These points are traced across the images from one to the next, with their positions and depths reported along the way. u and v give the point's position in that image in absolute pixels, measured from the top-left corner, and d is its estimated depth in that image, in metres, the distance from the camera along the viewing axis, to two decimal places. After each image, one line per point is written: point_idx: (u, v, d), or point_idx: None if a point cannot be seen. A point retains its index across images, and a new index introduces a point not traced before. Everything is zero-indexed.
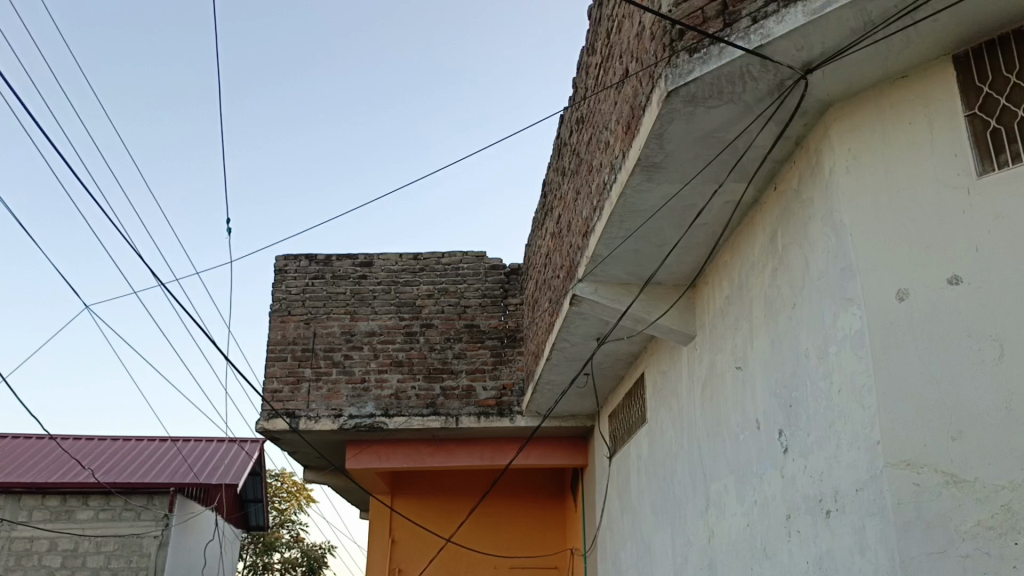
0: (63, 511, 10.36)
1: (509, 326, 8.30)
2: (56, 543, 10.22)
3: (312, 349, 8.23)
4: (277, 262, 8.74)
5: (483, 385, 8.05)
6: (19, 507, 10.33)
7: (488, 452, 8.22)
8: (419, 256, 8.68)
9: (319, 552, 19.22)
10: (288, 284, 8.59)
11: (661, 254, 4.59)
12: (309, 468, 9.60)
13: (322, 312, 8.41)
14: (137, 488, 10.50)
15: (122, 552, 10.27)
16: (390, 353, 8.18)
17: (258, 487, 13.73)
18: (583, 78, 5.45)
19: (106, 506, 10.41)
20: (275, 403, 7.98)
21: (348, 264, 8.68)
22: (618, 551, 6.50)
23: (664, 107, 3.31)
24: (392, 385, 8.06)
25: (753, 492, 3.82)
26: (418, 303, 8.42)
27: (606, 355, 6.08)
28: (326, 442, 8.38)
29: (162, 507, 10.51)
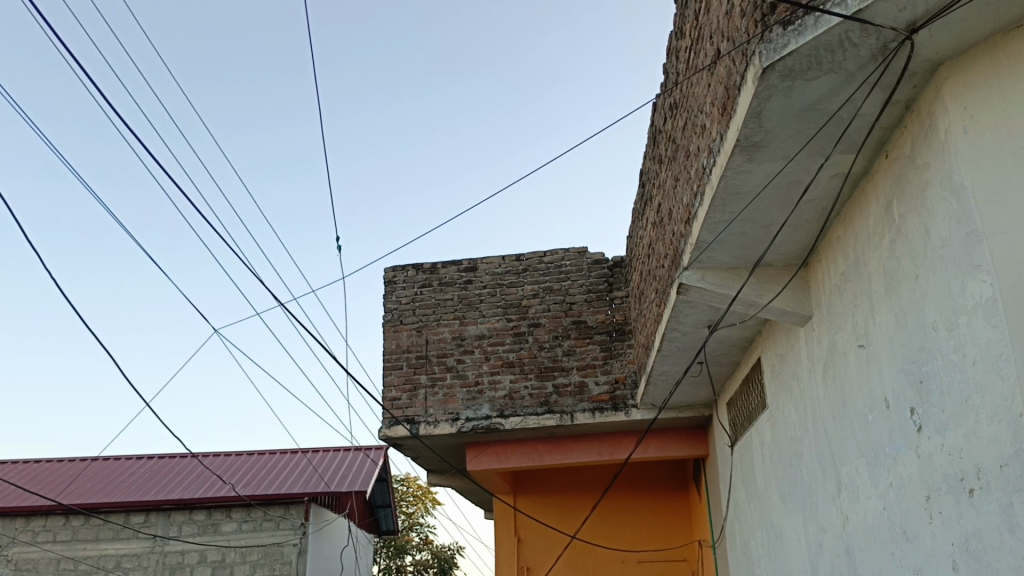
0: (209, 524, 11.01)
1: (617, 319, 8.26)
2: (205, 555, 10.85)
3: (425, 356, 8.43)
4: (385, 274, 9.01)
5: (595, 381, 8.04)
6: (169, 522, 11.03)
7: (606, 447, 8.20)
8: (521, 257, 8.76)
9: (449, 553, 19.66)
10: (398, 294, 8.83)
11: (769, 235, 4.47)
12: (432, 471, 9.84)
13: (432, 319, 8.60)
14: (275, 500, 11.08)
15: (266, 560, 10.82)
16: (501, 355, 8.29)
17: (386, 493, 14.18)
18: (673, 63, 5.37)
19: (247, 518, 11.01)
20: (395, 411, 8.22)
21: (453, 270, 8.85)
22: (748, 541, 6.36)
23: (761, 84, 3.23)
24: (506, 386, 8.16)
25: (887, 473, 3.66)
26: (524, 303, 8.50)
27: (719, 341, 5.96)
28: (446, 445, 8.57)
29: (298, 516, 11.03)
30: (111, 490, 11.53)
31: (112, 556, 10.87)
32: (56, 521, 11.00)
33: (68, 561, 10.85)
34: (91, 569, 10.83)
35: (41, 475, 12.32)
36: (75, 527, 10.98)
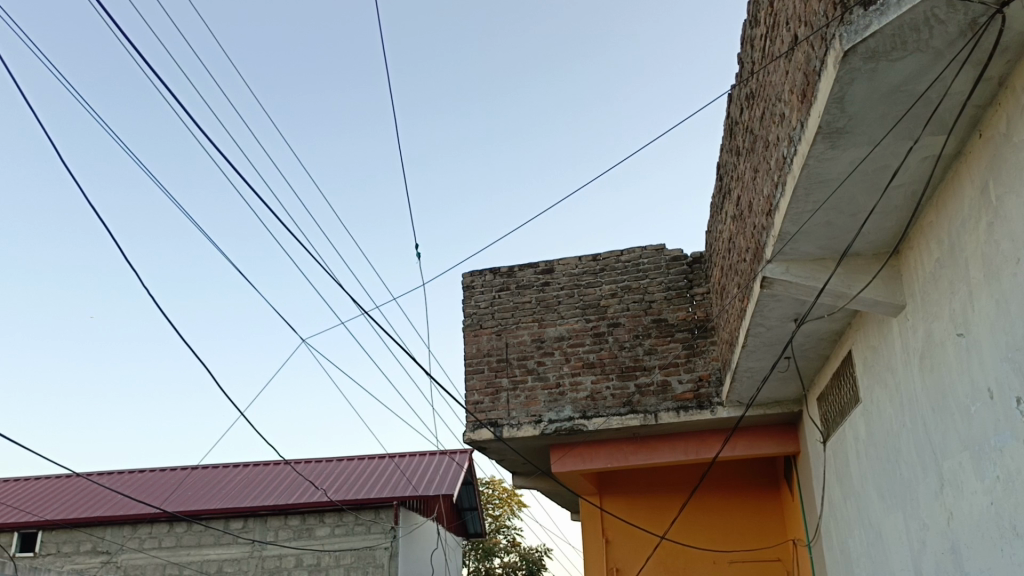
0: (303, 529, 11.34)
1: (699, 316, 8.13)
2: (301, 559, 11.18)
3: (506, 359, 8.48)
4: (464, 279, 9.10)
5: (679, 379, 7.93)
6: (266, 528, 11.42)
7: (692, 446, 8.08)
8: (598, 257, 8.72)
9: (537, 555, 19.70)
10: (476, 298, 8.91)
11: (856, 224, 4.33)
12: (517, 474, 9.89)
13: (511, 322, 8.65)
14: (365, 504, 11.35)
15: (359, 564, 11.04)
16: (581, 356, 8.27)
17: (472, 496, 14.32)
18: (748, 52, 5.27)
19: (340, 522, 11.30)
20: (478, 415, 8.30)
21: (530, 272, 8.88)
22: (846, 540, 6.16)
23: (843, 68, 3.14)
24: (587, 387, 8.13)
25: (993, 467, 3.50)
26: (603, 303, 8.46)
27: (807, 335, 5.81)
28: (530, 447, 8.60)
29: (388, 521, 11.28)
30: (211, 497, 12.00)
31: (214, 561, 11.28)
32: (161, 527, 11.47)
33: (173, 566, 11.26)
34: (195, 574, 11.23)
35: (145, 485, 12.89)
36: (179, 534, 11.44)
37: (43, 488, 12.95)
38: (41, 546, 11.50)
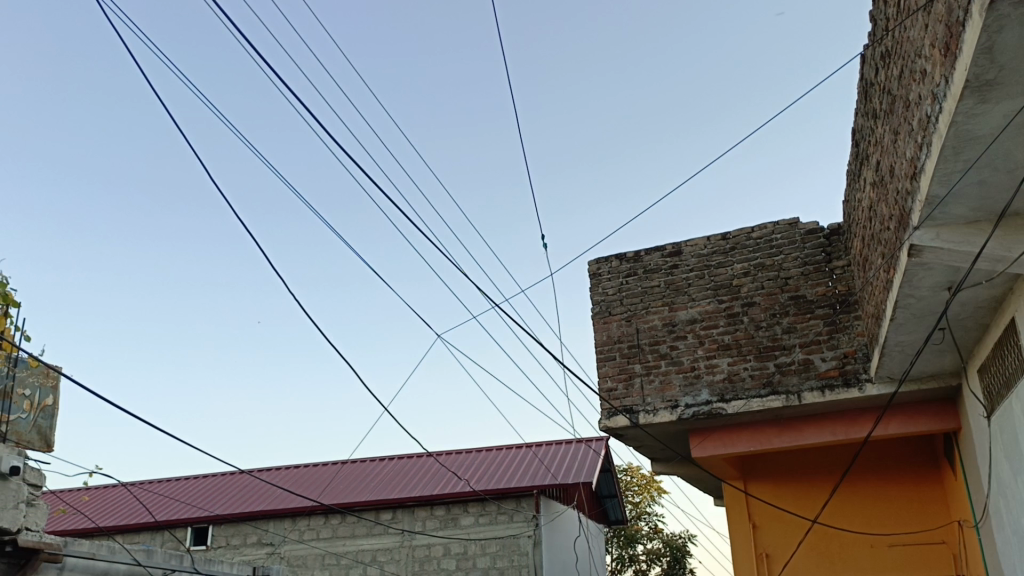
0: (449, 518, 11.74)
1: (840, 291, 7.78)
2: (449, 548, 11.54)
3: (638, 345, 8.42)
4: (590, 267, 9.08)
5: (822, 357, 7.63)
6: (414, 518, 11.86)
7: (841, 427, 7.76)
8: (727, 236, 8.49)
9: (681, 541, 19.42)
10: (604, 286, 8.86)
11: (1014, 181, 4.03)
12: (657, 460, 9.80)
13: (640, 307, 8.56)
14: (507, 493, 11.61)
15: (504, 552, 11.32)
16: (716, 338, 8.10)
17: (612, 483, 14.30)
18: (880, 9, 4.99)
19: (484, 512, 11.62)
20: (613, 402, 8.28)
21: (657, 256, 8.75)
22: (1019, 520, 5.74)
23: (990, 15, 2.92)
24: (724, 369, 7.96)
25: None
26: (735, 283, 8.24)
27: (963, 304, 5.45)
28: (668, 433, 8.50)
29: (530, 509, 11.49)
30: (361, 490, 12.58)
31: (368, 551, 11.80)
32: (318, 520, 12.13)
33: (332, 556, 11.88)
34: (351, 564, 11.79)
35: (301, 479, 13.65)
36: (335, 525, 12.05)
37: (211, 485, 13.92)
38: (212, 540, 12.35)
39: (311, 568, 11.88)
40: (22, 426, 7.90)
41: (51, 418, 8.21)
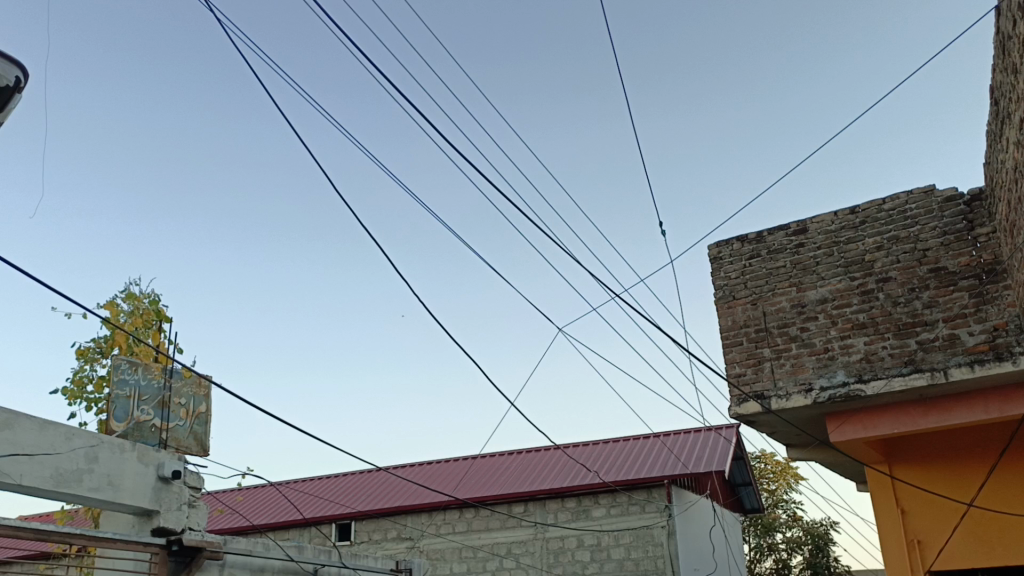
0: (580, 510, 11.81)
1: (985, 260, 7.29)
2: (582, 539, 11.61)
3: (765, 329, 8.18)
4: (711, 251, 8.87)
5: (969, 332, 7.18)
6: (546, 511, 12.00)
7: (995, 404, 7.28)
8: (856, 209, 8.11)
9: (822, 529, 18.72)
10: (725, 270, 8.64)
11: None
12: (792, 446, 9.50)
13: (766, 290, 8.31)
14: (637, 484, 11.58)
15: (638, 542, 11.29)
16: (850, 317, 7.77)
17: (745, 471, 13.94)
18: None
19: (615, 503, 11.64)
20: (743, 388, 8.08)
21: (781, 235, 8.45)
22: None
23: None
24: (860, 349, 7.63)
25: None
26: (868, 259, 7.87)
27: None
28: (803, 417, 8.23)
29: (662, 499, 11.40)
30: (492, 484, 12.81)
31: (504, 543, 12.01)
32: (453, 514, 12.44)
33: (468, 549, 12.16)
34: (488, 556, 12.03)
35: (435, 474, 14.05)
36: (469, 519, 12.33)
37: (352, 482, 14.54)
38: (355, 534, 12.87)
39: (450, 561, 12.20)
40: (180, 432, 8.50)
41: (205, 424, 8.81)
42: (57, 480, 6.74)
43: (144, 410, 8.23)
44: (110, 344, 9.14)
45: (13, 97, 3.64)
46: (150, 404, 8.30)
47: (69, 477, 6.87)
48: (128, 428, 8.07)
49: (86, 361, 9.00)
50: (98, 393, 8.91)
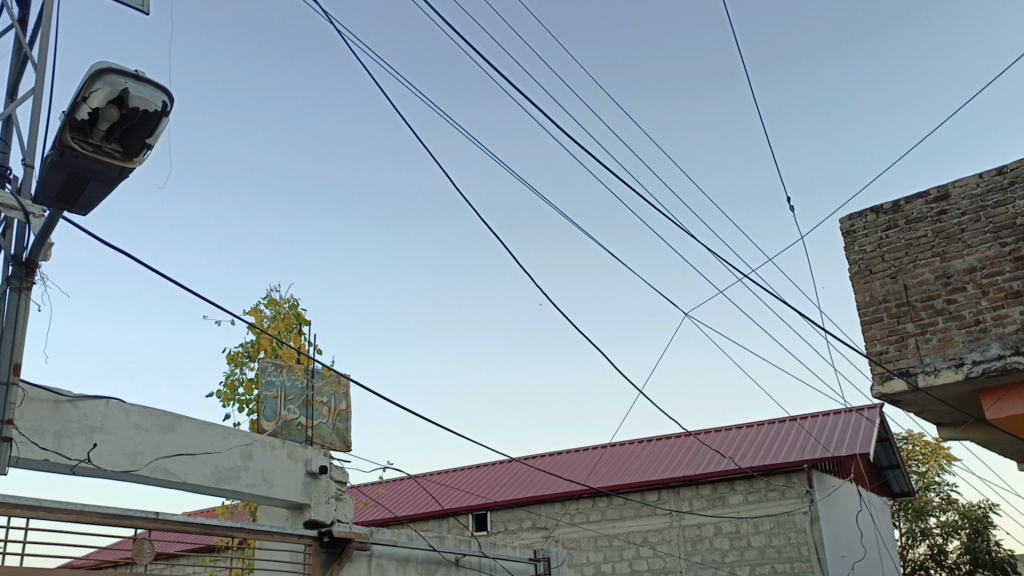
0: (716, 498, 11.62)
1: None
2: (720, 527, 11.43)
3: (908, 303, 7.76)
4: (842, 224, 8.45)
5: None
6: (680, 498, 11.87)
7: None
8: (1004, 170, 7.57)
9: (980, 512, 17.64)
10: (860, 243, 8.22)
11: None
12: (944, 425, 9.00)
13: (906, 262, 7.87)
14: (776, 469, 11.30)
15: (780, 529, 11.01)
16: (1002, 286, 7.28)
17: (891, 453, 13.31)
18: None
19: (752, 490, 11.40)
20: (886, 366, 7.70)
21: (920, 203, 7.97)
22: None
23: None
24: (1016, 319, 7.13)
25: None
26: (1020, 222, 7.34)
27: None
28: (955, 394, 7.76)
29: (803, 484, 11.09)
30: (625, 472, 12.76)
31: (639, 532, 11.94)
32: (586, 503, 12.46)
33: (604, 538, 12.15)
34: (624, 545, 11.98)
35: (567, 464, 14.11)
36: (603, 508, 12.32)
37: (486, 473, 14.80)
38: (492, 525, 13.09)
39: (586, 550, 12.23)
40: (324, 429, 8.88)
41: (346, 421, 9.16)
42: (217, 477, 7.20)
43: (290, 409, 8.66)
44: (256, 348, 9.67)
45: (162, 122, 3.82)
46: (296, 404, 8.73)
47: (228, 474, 7.32)
48: (277, 427, 8.53)
49: (237, 365, 9.55)
50: (248, 395, 9.45)
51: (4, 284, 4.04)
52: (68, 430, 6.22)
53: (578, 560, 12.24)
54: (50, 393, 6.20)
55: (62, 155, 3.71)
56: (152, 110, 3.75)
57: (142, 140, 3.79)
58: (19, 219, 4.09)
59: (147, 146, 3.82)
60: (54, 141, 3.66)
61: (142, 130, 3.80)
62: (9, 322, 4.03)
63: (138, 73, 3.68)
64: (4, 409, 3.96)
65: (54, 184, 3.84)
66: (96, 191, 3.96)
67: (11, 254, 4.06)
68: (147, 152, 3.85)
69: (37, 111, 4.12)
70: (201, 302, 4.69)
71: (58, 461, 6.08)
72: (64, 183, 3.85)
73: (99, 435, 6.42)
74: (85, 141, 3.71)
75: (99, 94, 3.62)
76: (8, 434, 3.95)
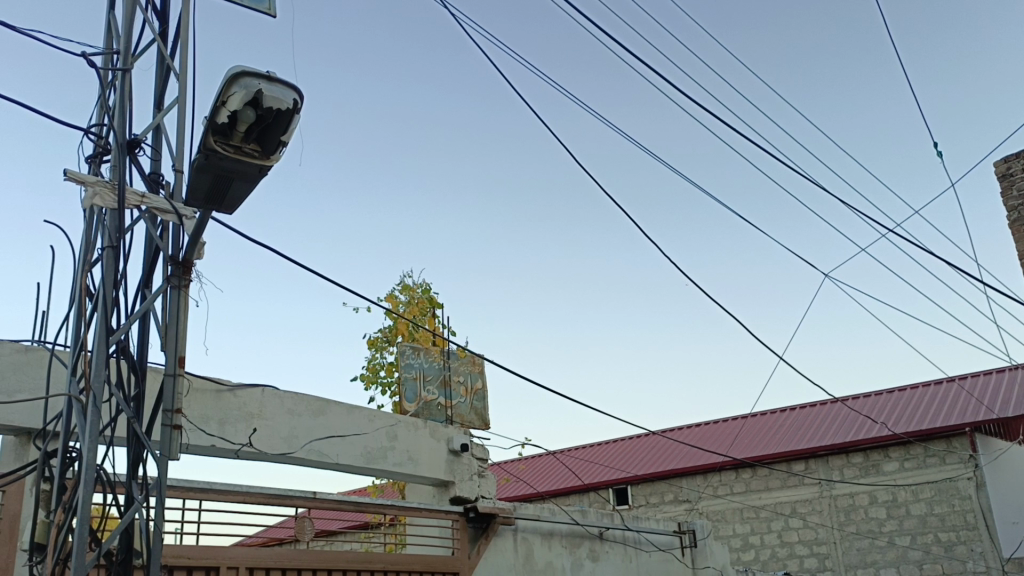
0: (870, 465, 11.14)
1: None
2: (875, 496, 10.97)
3: None
4: (998, 168, 7.79)
5: None
6: (830, 467, 11.44)
7: None
8: None
9: None
10: (1019, 188, 7.55)
11: None
12: None
13: None
14: (933, 434, 10.73)
15: (942, 497, 10.48)
16: None
17: None
18: None
19: (909, 456, 10.87)
20: None
21: None
22: None
23: None
24: None
25: None
26: None
27: None
28: None
29: (965, 449, 10.49)
30: (769, 442, 12.36)
31: (787, 502, 11.58)
32: (729, 475, 12.18)
33: (751, 509, 11.85)
34: (772, 516, 11.65)
35: (707, 435, 13.81)
36: (747, 479, 12.01)
37: (625, 447, 14.72)
38: (633, 498, 13.01)
39: (733, 522, 11.97)
40: (463, 408, 9.08)
41: (484, 399, 9.32)
42: (367, 458, 7.52)
43: (429, 390, 8.91)
44: (394, 332, 10.01)
45: (294, 120, 3.96)
46: (435, 385, 8.96)
47: (376, 454, 7.62)
48: (418, 408, 8.79)
49: (377, 350, 9.92)
50: (389, 377, 9.79)
51: (165, 283, 4.32)
52: (230, 417, 6.64)
53: (724, 532, 12.01)
54: (213, 383, 6.63)
55: (208, 158, 3.92)
56: (285, 109, 3.91)
57: (277, 138, 3.95)
58: (173, 222, 4.35)
59: (283, 144, 3.97)
60: (200, 145, 3.87)
61: (277, 128, 3.96)
62: (171, 317, 4.28)
63: (269, 74, 3.85)
64: (172, 399, 4.22)
65: (202, 186, 4.06)
66: (240, 191, 4.15)
67: (169, 254, 4.33)
68: (282, 150, 4.01)
69: (183, 119, 4.37)
70: (334, 286, 5.65)
71: (224, 446, 6.52)
72: (211, 184, 4.06)
73: (258, 420, 6.82)
74: (227, 143, 3.90)
75: (236, 97, 3.80)
76: (178, 422, 4.20)
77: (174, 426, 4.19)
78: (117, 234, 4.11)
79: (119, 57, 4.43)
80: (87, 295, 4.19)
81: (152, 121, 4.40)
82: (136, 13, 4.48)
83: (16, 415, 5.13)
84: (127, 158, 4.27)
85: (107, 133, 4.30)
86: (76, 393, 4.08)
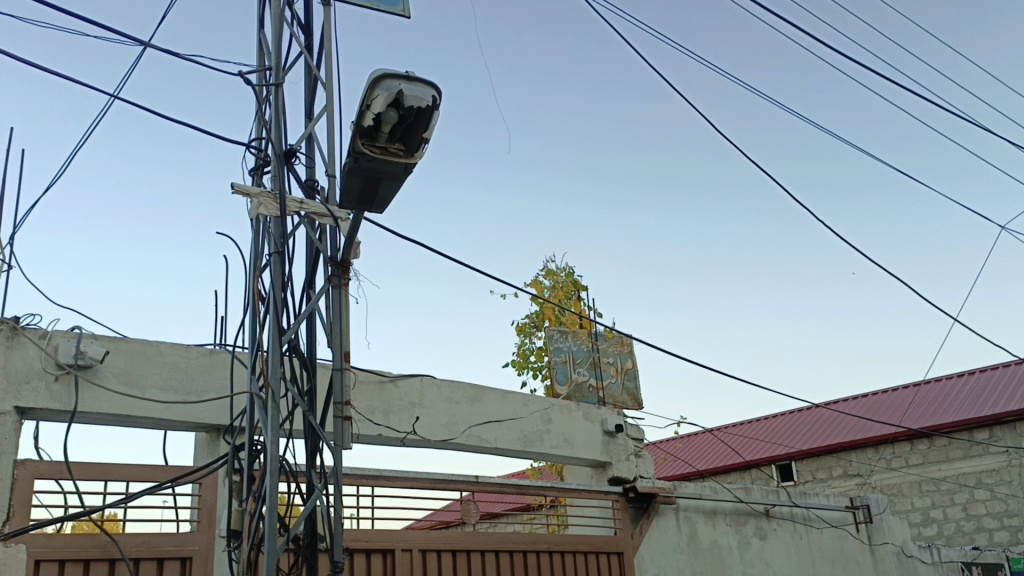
0: None
1: None
2: None
3: None
4: None
5: None
6: (1019, 434, 10.65)
7: None
8: None
9: None
10: None
11: None
12: None
13: None
14: None
15: None
16: None
17: None
18: None
19: None
20: None
21: None
22: None
23: None
24: None
25: None
26: None
27: None
28: None
29: None
30: (945, 410, 11.60)
31: (971, 473, 10.85)
32: (903, 446, 11.50)
33: (930, 482, 11.16)
34: (955, 488, 10.95)
35: (875, 406, 13.11)
36: (924, 450, 11.30)
37: (785, 422, 14.20)
38: (798, 474, 12.53)
39: (910, 496, 11.32)
40: (615, 389, 9.06)
41: (635, 379, 9.25)
42: (525, 441, 7.66)
43: (580, 372, 8.94)
44: (541, 318, 10.11)
45: (433, 116, 4.07)
46: (585, 367, 8.98)
47: (533, 437, 7.75)
48: (570, 391, 8.84)
49: (526, 336, 10.05)
50: (540, 362, 9.91)
51: (326, 283, 4.56)
52: (394, 407, 6.94)
53: (901, 507, 11.38)
54: (376, 376, 6.94)
55: (357, 161, 4.08)
56: (425, 106, 4.03)
57: (419, 136, 4.07)
58: (330, 225, 4.59)
59: (425, 140, 4.09)
60: (349, 149, 4.04)
61: (419, 126, 4.08)
62: (335, 315, 4.52)
63: (409, 74, 3.97)
64: (341, 392, 4.46)
65: (353, 189, 4.22)
66: (388, 190, 4.28)
67: (328, 256, 4.58)
68: (425, 146, 4.13)
69: (332, 126, 4.59)
70: (477, 274, 5.92)
71: (391, 435, 6.83)
72: (361, 187, 4.21)
73: (420, 409, 7.09)
74: (373, 145, 4.06)
75: (380, 99, 3.94)
76: (348, 413, 4.44)
77: (346, 417, 4.43)
78: (282, 240, 4.38)
79: (271, 73, 4.71)
80: (259, 298, 4.48)
81: (304, 131, 4.64)
82: (283, 29, 4.75)
83: (206, 413, 5.59)
84: (285, 167, 4.54)
85: (266, 146, 4.59)
86: (257, 390, 4.38)
